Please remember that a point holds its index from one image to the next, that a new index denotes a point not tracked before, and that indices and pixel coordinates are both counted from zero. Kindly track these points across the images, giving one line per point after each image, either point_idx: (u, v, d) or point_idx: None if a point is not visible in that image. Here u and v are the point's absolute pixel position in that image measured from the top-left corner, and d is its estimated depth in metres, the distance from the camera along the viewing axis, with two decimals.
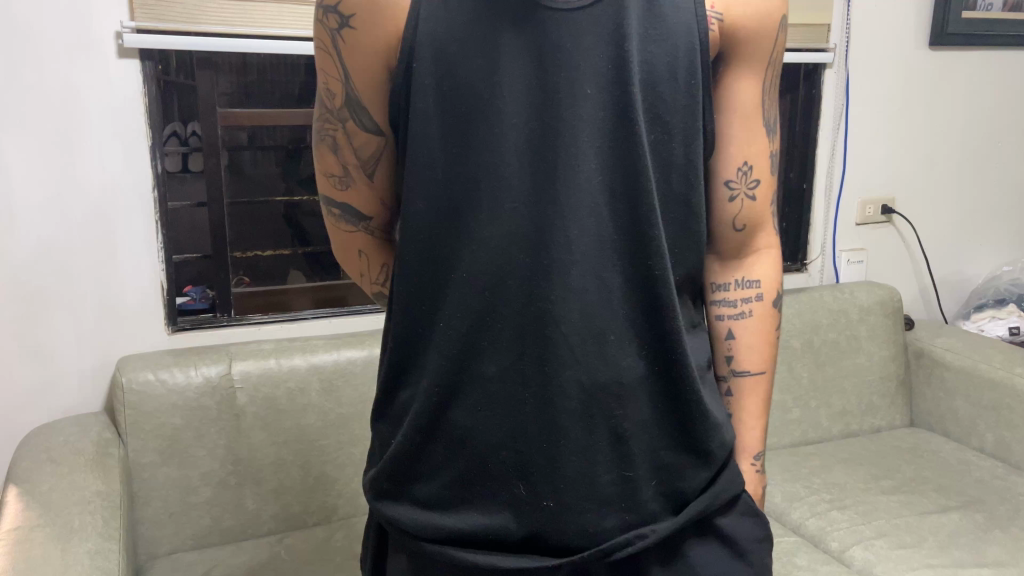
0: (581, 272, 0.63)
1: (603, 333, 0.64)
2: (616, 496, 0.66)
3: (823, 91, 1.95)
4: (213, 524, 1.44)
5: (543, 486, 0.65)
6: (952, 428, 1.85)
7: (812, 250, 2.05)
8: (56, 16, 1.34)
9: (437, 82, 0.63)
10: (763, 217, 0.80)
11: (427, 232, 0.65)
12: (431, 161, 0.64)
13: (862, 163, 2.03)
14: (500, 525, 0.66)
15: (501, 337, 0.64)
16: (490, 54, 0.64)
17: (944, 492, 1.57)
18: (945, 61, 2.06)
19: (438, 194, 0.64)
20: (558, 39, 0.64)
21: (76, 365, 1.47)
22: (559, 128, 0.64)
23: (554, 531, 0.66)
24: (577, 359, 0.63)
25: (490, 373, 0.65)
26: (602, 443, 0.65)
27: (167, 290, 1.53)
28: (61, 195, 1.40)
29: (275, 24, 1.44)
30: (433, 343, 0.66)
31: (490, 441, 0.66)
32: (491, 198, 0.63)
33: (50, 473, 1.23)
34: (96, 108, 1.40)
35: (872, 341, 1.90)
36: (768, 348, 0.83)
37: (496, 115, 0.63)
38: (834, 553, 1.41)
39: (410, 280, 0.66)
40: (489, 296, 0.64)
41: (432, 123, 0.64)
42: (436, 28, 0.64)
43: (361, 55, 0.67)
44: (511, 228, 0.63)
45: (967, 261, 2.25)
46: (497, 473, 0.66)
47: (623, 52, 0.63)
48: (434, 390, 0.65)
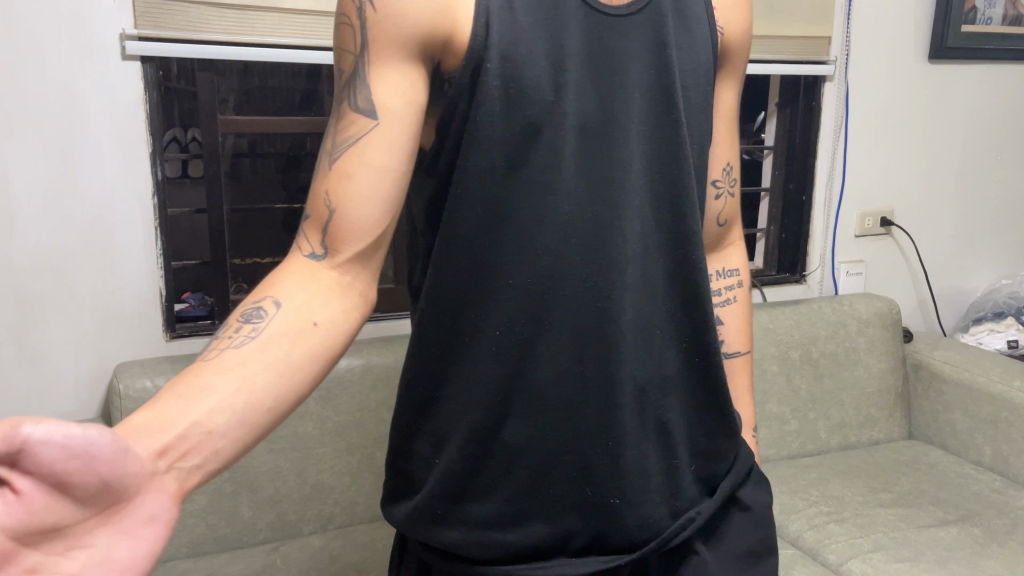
0: (633, 275, 0.68)
1: (650, 329, 0.70)
2: (664, 485, 0.74)
3: (823, 104, 1.96)
4: (209, 532, 1.43)
5: (606, 483, 0.71)
6: (950, 441, 1.85)
7: (811, 262, 2.06)
8: (57, 22, 1.35)
9: (503, 85, 0.62)
10: (737, 212, 0.89)
11: (476, 239, 0.65)
12: (491, 166, 0.63)
13: (862, 175, 2.03)
14: (567, 524, 0.72)
15: (558, 342, 0.67)
16: (548, 52, 0.63)
17: (942, 505, 1.57)
18: (945, 74, 2.07)
19: (493, 199, 0.64)
20: (608, 42, 0.66)
21: (73, 372, 1.47)
22: (612, 134, 0.66)
23: (618, 530, 0.72)
24: (632, 357, 0.69)
25: (549, 380, 0.68)
26: (652, 434, 0.72)
27: (166, 297, 1.52)
28: (61, 201, 1.40)
29: (277, 33, 1.44)
30: (488, 355, 0.67)
31: (549, 446, 0.69)
32: (549, 205, 0.65)
33: None
34: (97, 114, 1.40)
35: (871, 354, 1.90)
36: (747, 330, 0.92)
37: (559, 118, 0.64)
38: (832, 566, 1.40)
39: (459, 290, 0.66)
40: (551, 303, 0.66)
41: (496, 127, 0.62)
42: (505, 28, 0.61)
43: (392, 31, 0.60)
44: (566, 235, 0.66)
45: (966, 273, 2.25)
46: (558, 477, 0.70)
47: (665, 58, 0.68)
48: (494, 400, 0.68)
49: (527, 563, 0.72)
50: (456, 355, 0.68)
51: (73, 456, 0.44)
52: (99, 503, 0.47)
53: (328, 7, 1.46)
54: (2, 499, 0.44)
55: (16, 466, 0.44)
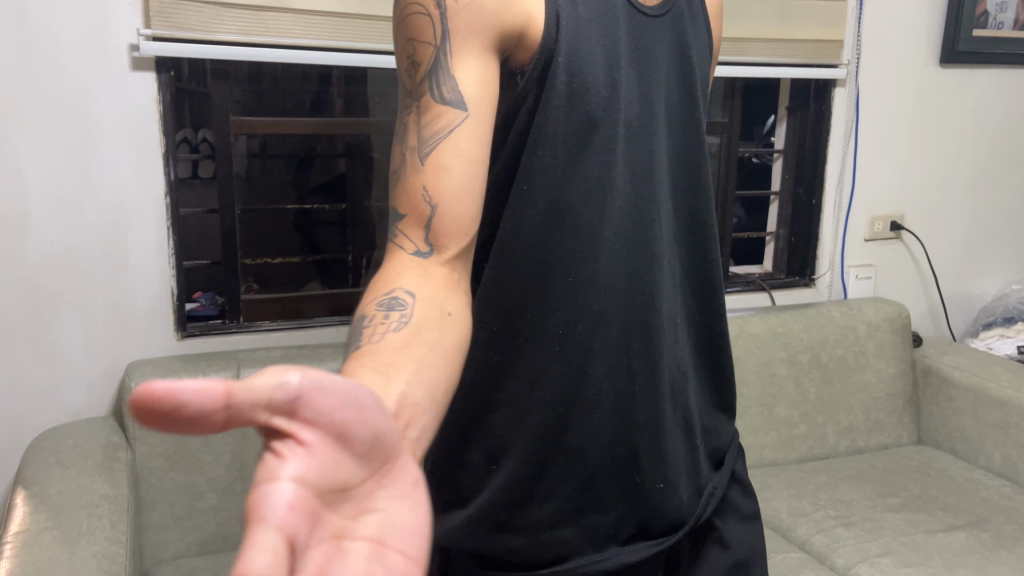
0: (668, 266, 0.77)
1: (676, 316, 0.79)
2: (689, 465, 0.82)
3: (833, 108, 1.96)
4: (219, 530, 1.44)
5: (651, 469, 0.77)
6: (959, 447, 1.84)
7: (821, 266, 2.05)
8: (74, 25, 1.36)
9: (568, 82, 0.68)
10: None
11: (540, 238, 0.70)
12: (554, 164, 0.68)
13: (872, 179, 2.03)
14: (617, 512, 0.78)
15: (611, 334, 0.73)
16: (604, 56, 0.70)
17: (951, 511, 1.57)
18: (956, 78, 2.06)
19: (556, 200, 0.69)
20: (644, 43, 0.74)
21: (86, 370, 1.48)
22: (649, 134, 0.74)
23: (660, 514, 0.79)
24: (669, 343, 0.77)
25: (603, 372, 0.74)
26: (681, 418, 0.81)
27: (178, 296, 1.54)
28: (76, 201, 1.42)
29: (289, 34, 1.45)
30: (549, 354, 0.72)
31: (603, 436, 0.75)
32: (606, 205, 0.71)
33: (60, 476, 1.23)
34: (111, 115, 1.42)
35: (880, 358, 1.90)
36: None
37: (614, 114, 0.70)
38: (839, 570, 1.40)
39: (521, 292, 0.71)
40: (606, 299, 0.73)
41: (560, 123, 0.68)
42: (571, 27, 0.67)
43: (472, 19, 0.64)
44: (618, 236, 0.72)
45: (976, 279, 2.24)
46: (609, 466, 0.77)
47: (684, 64, 0.78)
48: (558, 398, 0.73)
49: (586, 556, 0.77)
50: (515, 356, 0.72)
51: (348, 402, 0.39)
52: (375, 461, 0.42)
53: (340, 8, 1.47)
54: (291, 452, 0.38)
55: (296, 415, 0.38)
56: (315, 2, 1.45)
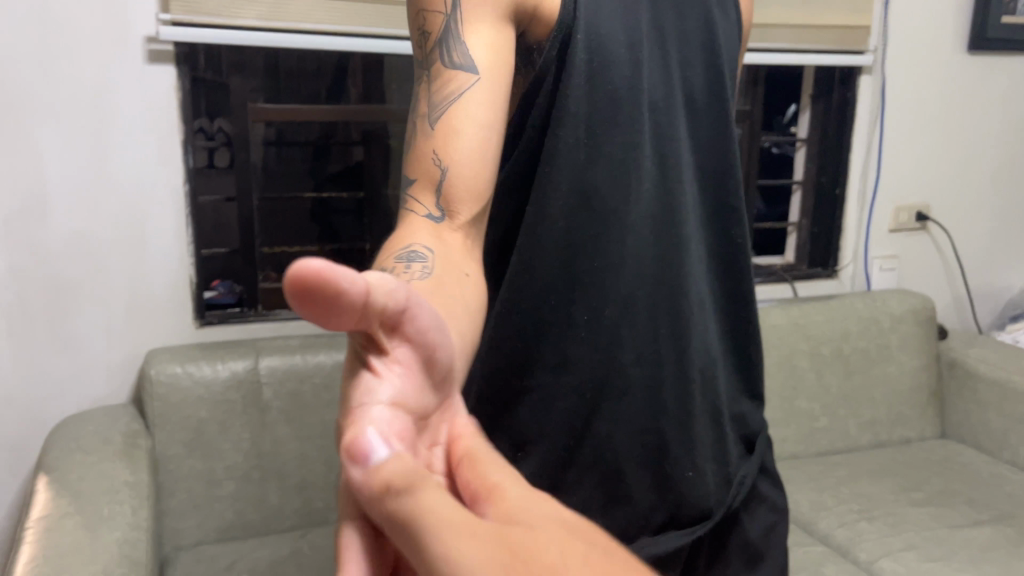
0: (696, 251, 0.75)
1: (706, 302, 0.77)
2: (721, 457, 0.80)
3: (857, 96, 1.93)
4: (237, 517, 1.45)
5: (682, 456, 0.76)
6: (984, 440, 1.82)
7: (843, 257, 2.03)
8: (94, 11, 1.36)
9: (589, 63, 0.67)
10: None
11: (566, 223, 0.69)
12: (576, 147, 0.68)
13: (897, 169, 2.00)
14: (645, 504, 0.76)
15: (640, 320, 0.72)
16: (625, 36, 0.69)
17: (975, 505, 1.54)
18: (985, 65, 2.02)
19: (580, 183, 0.69)
20: (667, 24, 0.73)
21: (106, 357, 1.49)
22: (673, 115, 0.73)
23: (690, 505, 0.77)
24: (699, 331, 0.76)
25: (631, 359, 0.73)
26: (713, 407, 0.78)
27: (196, 284, 1.54)
28: (95, 188, 1.42)
29: (309, 20, 1.44)
30: (578, 340, 0.71)
31: (631, 425, 0.74)
32: (632, 188, 0.70)
33: (80, 462, 1.24)
34: (131, 101, 1.41)
35: (904, 350, 1.87)
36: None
37: (638, 96, 0.70)
38: (861, 564, 1.38)
39: (549, 279, 0.70)
40: (633, 284, 0.72)
41: (581, 104, 0.68)
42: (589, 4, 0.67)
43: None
44: (643, 220, 0.72)
45: (1003, 270, 2.20)
46: (639, 455, 0.75)
47: (713, 41, 0.75)
48: (585, 385, 0.72)
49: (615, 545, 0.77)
50: (541, 342, 0.72)
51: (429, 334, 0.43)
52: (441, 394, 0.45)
53: None
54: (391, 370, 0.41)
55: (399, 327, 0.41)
56: None
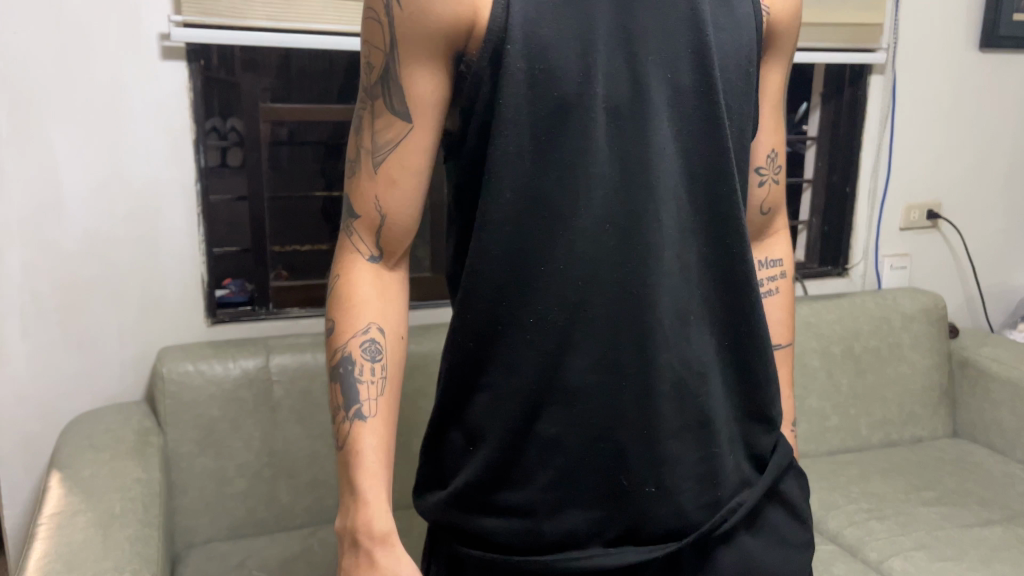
0: (669, 257, 0.67)
1: (687, 314, 0.69)
2: (702, 474, 0.71)
3: (868, 94, 1.92)
4: (248, 515, 1.45)
5: (640, 470, 0.69)
6: (996, 440, 1.81)
7: (854, 255, 2.01)
8: (106, 12, 1.37)
9: (528, 67, 0.63)
10: (781, 200, 0.91)
11: (514, 224, 0.65)
12: (519, 151, 0.64)
13: (908, 168, 1.99)
14: (601, 517, 0.70)
15: (597, 328, 0.67)
16: (578, 41, 0.64)
17: (987, 505, 1.54)
18: (997, 63, 2.01)
19: (526, 184, 0.65)
20: (641, 20, 0.66)
21: (118, 355, 1.50)
22: (643, 115, 0.66)
23: (648, 521, 0.70)
24: (671, 343, 0.68)
25: (586, 367, 0.67)
26: (690, 423, 0.70)
27: (208, 283, 1.54)
28: (108, 187, 1.43)
29: (319, 20, 1.45)
30: (527, 343, 0.67)
31: (585, 434, 0.68)
32: (584, 188, 0.65)
33: (92, 460, 1.25)
34: (142, 101, 1.42)
35: (915, 350, 1.86)
36: (791, 322, 0.92)
37: (588, 100, 0.64)
38: (871, 564, 1.38)
39: (499, 280, 0.66)
40: (588, 292, 0.66)
41: (524, 112, 0.64)
42: (527, 10, 0.63)
43: (415, 28, 0.64)
44: (602, 221, 0.66)
45: (1015, 269, 2.19)
46: (596, 466, 0.69)
47: (701, 37, 0.66)
48: (534, 388, 0.67)
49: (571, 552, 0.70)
50: (495, 342, 0.68)
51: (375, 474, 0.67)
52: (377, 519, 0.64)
53: None
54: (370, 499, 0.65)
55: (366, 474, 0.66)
56: None
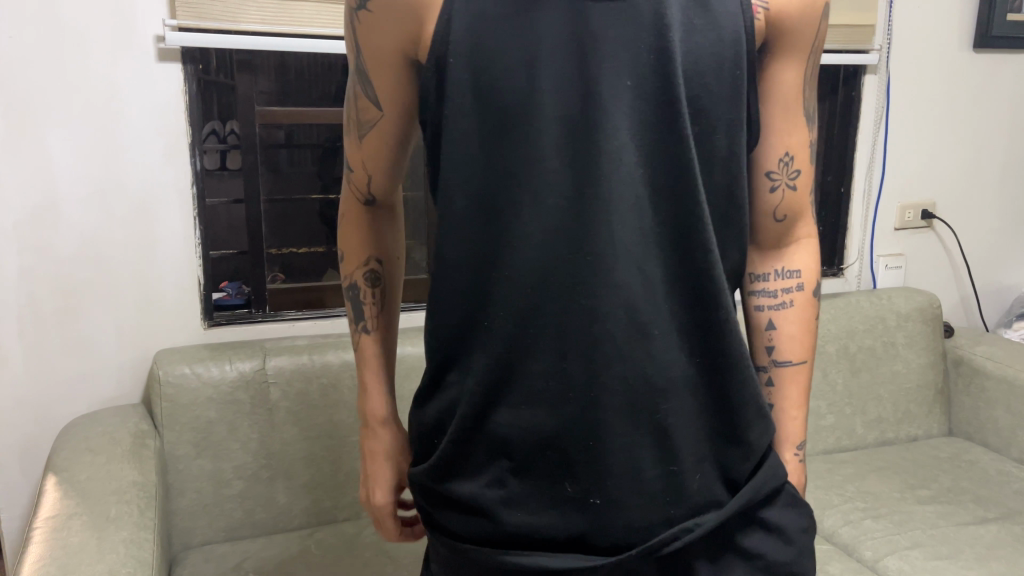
0: (625, 267, 0.64)
1: (648, 328, 0.65)
2: (663, 490, 0.68)
3: (863, 93, 1.92)
4: (245, 517, 1.46)
5: (587, 481, 0.67)
6: (991, 438, 1.81)
7: (849, 255, 2.02)
8: (102, 16, 1.38)
9: (473, 75, 0.65)
10: (805, 206, 0.81)
11: (466, 225, 0.67)
12: (467, 158, 0.66)
13: (902, 168, 2.00)
14: (548, 523, 0.68)
15: (546, 335, 0.66)
16: (526, 48, 0.64)
17: (982, 503, 1.54)
18: (990, 63, 2.02)
19: (476, 188, 0.66)
20: (599, 28, 0.64)
21: (115, 358, 1.50)
22: (596, 122, 0.64)
23: (598, 531, 0.68)
24: (623, 355, 0.65)
25: (534, 372, 0.66)
26: (646, 437, 0.67)
27: (204, 285, 1.55)
28: (103, 191, 1.43)
29: (314, 23, 1.45)
30: (480, 345, 0.68)
31: (534, 440, 0.67)
32: (532, 194, 0.65)
33: (90, 463, 1.25)
34: (137, 105, 1.43)
35: (910, 349, 1.86)
36: (809, 337, 0.83)
37: (535, 109, 0.64)
38: (867, 562, 1.38)
39: (457, 281, 0.68)
40: (537, 298, 0.65)
41: (468, 119, 0.65)
42: (470, 24, 0.64)
43: (374, 38, 0.70)
44: (551, 227, 0.65)
45: (1010, 268, 2.19)
46: (543, 472, 0.68)
47: (664, 42, 0.63)
48: (483, 390, 0.67)
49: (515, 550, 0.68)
50: (458, 340, 0.70)
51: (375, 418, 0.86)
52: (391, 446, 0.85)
53: None
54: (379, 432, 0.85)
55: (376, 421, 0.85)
56: None
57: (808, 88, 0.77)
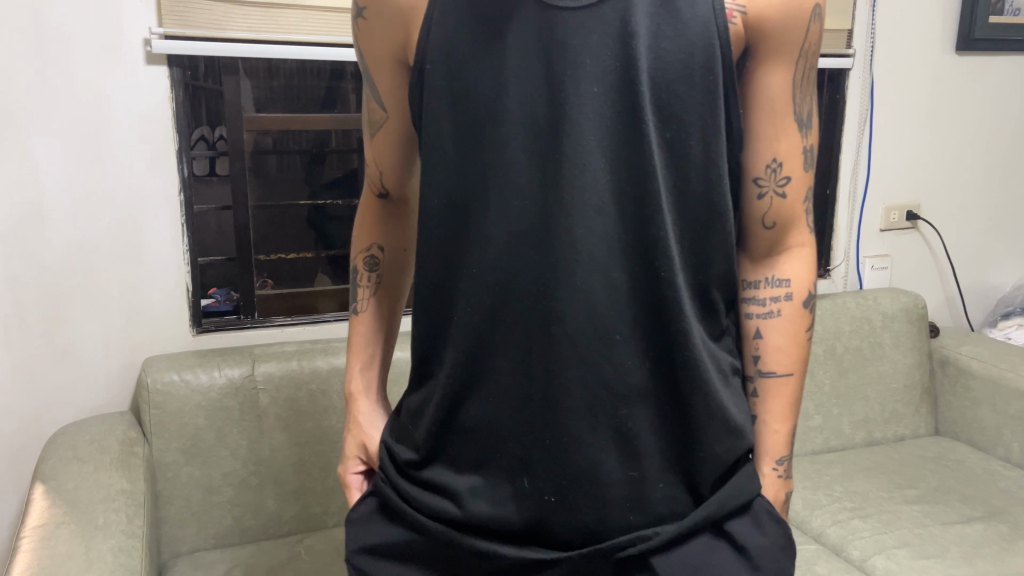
0: (585, 271, 0.65)
1: (609, 333, 0.66)
2: (625, 497, 0.68)
3: (847, 96, 1.93)
4: (235, 524, 1.46)
5: (543, 480, 0.68)
6: (977, 437, 1.82)
7: (835, 257, 2.03)
8: (88, 23, 1.38)
9: (448, 82, 0.69)
10: (797, 214, 0.81)
11: (444, 224, 0.71)
12: (444, 161, 0.69)
13: (887, 170, 2.01)
14: (503, 517, 0.70)
15: (512, 335, 0.68)
16: (498, 59, 0.67)
17: (968, 502, 1.55)
18: (973, 66, 2.04)
19: (452, 189, 0.70)
20: (565, 36, 0.65)
21: (102, 366, 1.50)
22: (559, 129, 0.65)
23: (551, 528, 0.69)
24: (582, 357, 0.66)
25: (500, 367, 0.69)
26: (606, 440, 0.67)
27: (192, 292, 1.55)
28: (91, 199, 1.43)
29: (300, 30, 1.46)
30: (452, 340, 0.71)
31: (499, 433, 0.70)
32: (499, 197, 0.67)
33: (77, 471, 1.25)
34: (125, 112, 1.43)
35: (896, 349, 1.88)
36: (798, 349, 0.84)
37: (503, 115, 0.67)
38: (855, 562, 1.39)
39: (435, 276, 0.72)
40: (505, 297, 0.68)
41: (444, 123, 0.69)
42: (446, 35, 0.69)
43: (372, 42, 0.76)
44: (517, 228, 0.67)
45: (995, 268, 2.21)
46: (504, 465, 0.70)
47: (630, 50, 0.64)
48: (452, 383, 0.70)
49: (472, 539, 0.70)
50: (440, 334, 0.73)
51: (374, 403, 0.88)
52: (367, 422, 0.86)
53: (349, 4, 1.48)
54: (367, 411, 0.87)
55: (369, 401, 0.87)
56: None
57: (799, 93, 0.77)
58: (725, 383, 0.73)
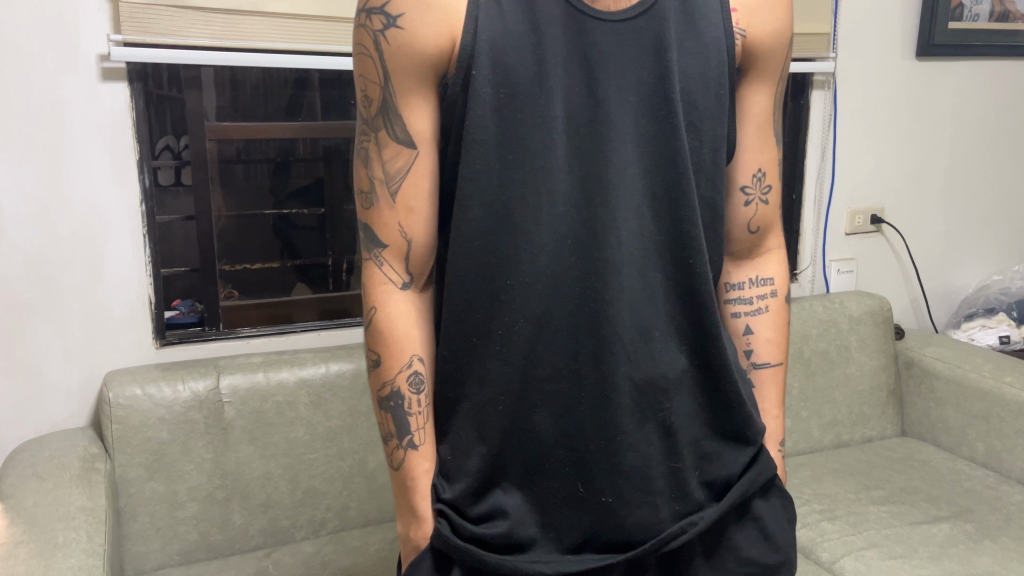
0: (629, 272, 0.69)
1: (650, 331, 0.70)
2: (667, 488, 0.72)
3: (810, 102, 1.96)
4: (200, 539, 1.43)
5: (601, 482, 0.70)
6: (943, 438, 1.85)
7: (802, 260, 2.05)
8: (44, 32, 1.35)
9: (494, 87, 0.66)
10: (775, 219, 0.85)
11: (483, 236, 0.67)
12: (486, 169, 0.66)
13: (850, 173, 2.04)
14: (563, 522, 0.72)
15: (558, 340, 0.69)
16: (538, 61, 0.67)
17: (935, 501, 1.57)
18: (933, 71, 2.07)
19: (492, 199, 0.67)
20: (601, 45, 0.68)
21: (62, 382, 1.47)
22: (600, 136, 0.68)
23: (616, 529, 0.71)
24: (630, 357, 0.69)
25: (546, 374, 0.69)
26: (653, 435, 0.71)
27: (156, 304, 1.52)
28: (50, 210, 1.41)
29: (261, 39, 1.44)
30: (495, 353, 0.69)
31: (549, 439, 0.70)
32: (546, 202, 0.67)
33: (36, 489, 1.22)
34: (83, 124, 1.40)
35: (863, 351, 1.90)
36: (784, 340, 0.88)
37: (548, 120, 0.67)
38: (825, 564, 1.40)
39: (470, 290, 0.68)
40: (550, 304, 0.68)
41: (490, 131, 0.66)
42: (494, 36, 0.65)
43: (406, 58, 0.67)
44: (563, 233, 0.68)
45: (957, 270, 2.25)
46: (557, 473, 0.71)
47: (664, 62, 0.68)
48: (506, 399, 0.69)
49: (528, 558, 0.70)
50: (469, 351, 0.70)
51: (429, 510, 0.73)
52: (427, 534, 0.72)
53: (311, 10, 1.46)
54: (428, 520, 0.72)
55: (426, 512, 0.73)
56: (285, 5, 1.44)
57: (779, 109, 0.81)
58: (742, 377, 0.78)
